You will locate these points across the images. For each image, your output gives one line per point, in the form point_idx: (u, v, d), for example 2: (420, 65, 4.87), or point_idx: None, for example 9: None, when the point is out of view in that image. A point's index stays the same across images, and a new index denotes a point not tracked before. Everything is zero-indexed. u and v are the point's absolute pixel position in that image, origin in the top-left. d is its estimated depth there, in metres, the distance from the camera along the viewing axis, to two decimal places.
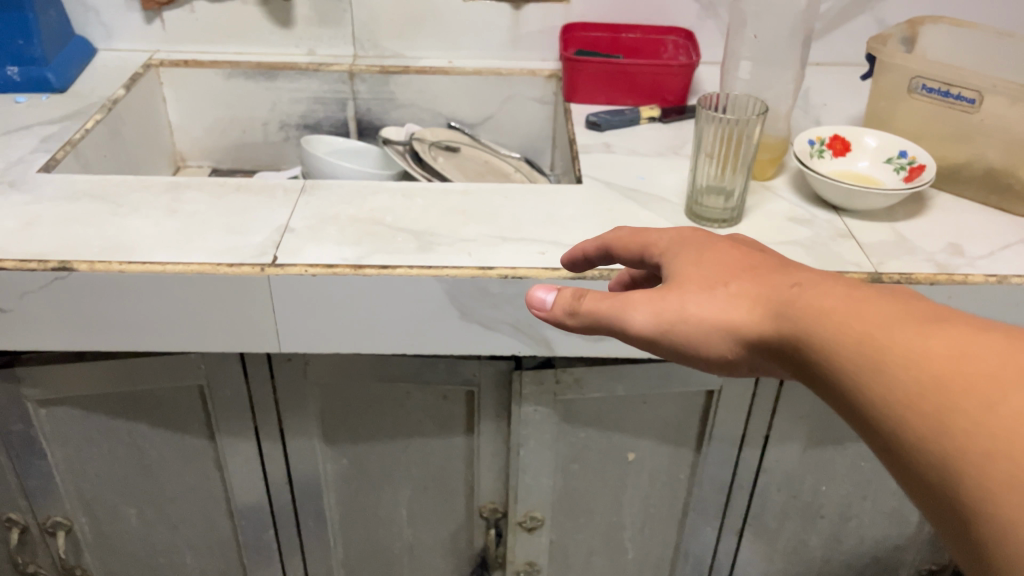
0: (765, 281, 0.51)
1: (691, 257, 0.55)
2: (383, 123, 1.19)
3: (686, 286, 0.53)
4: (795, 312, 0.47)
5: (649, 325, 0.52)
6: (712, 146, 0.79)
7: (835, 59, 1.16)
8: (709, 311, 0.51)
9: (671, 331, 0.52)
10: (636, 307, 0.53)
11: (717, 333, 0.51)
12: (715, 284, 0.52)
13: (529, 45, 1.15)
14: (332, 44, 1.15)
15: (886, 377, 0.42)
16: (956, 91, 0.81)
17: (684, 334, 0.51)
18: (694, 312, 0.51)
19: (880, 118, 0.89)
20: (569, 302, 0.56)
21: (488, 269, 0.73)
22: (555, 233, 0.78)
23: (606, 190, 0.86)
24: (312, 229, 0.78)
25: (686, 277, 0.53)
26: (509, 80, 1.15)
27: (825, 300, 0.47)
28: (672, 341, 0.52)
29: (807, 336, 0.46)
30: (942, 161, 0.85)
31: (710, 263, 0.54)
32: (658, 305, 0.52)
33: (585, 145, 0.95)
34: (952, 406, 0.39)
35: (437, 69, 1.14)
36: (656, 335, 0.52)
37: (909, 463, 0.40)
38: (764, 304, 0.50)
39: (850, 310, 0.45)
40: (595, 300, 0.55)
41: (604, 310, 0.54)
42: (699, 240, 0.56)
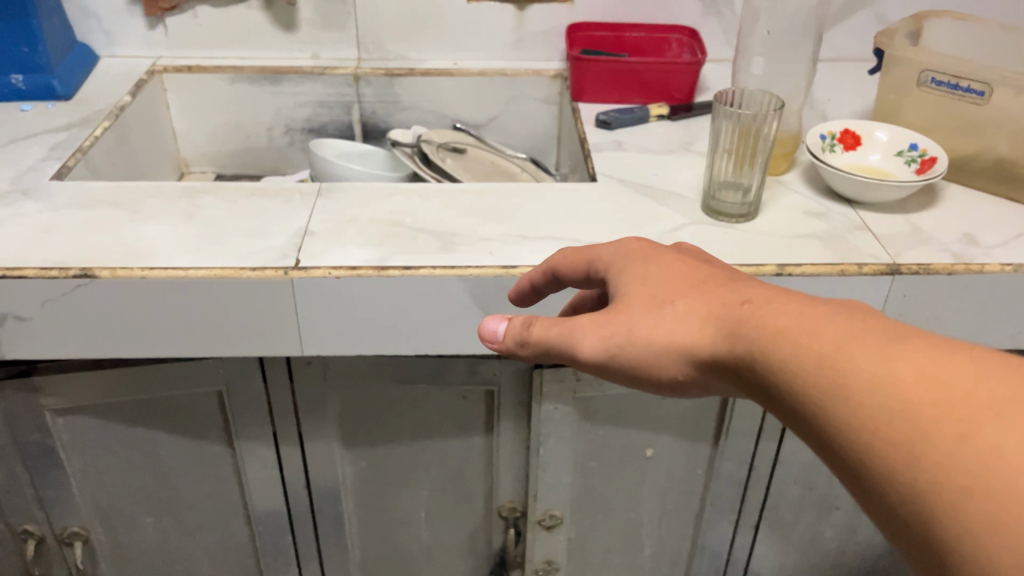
0: (714, 298, 0.52)
1: (639, 274, 0.56)
2: (388, 125, 1.18)
3: (635, 307, 0.54)
4: (749, 333, 0.47)
5: (598, 349, 0.54)
6: (729, 141, 0.80)
7: (836, 54, 1.17)
8: (658, 331, 0.52)
9: (620, 354, 0.53)
10: (585, 332, 0.54)
11: (667, 353, 0.51)
12: (663, 302, 0.53)
13: (534, 45, 1.16)
14: (336, 47, 1.15)
15: (840, 398, 0.41)
16: (965, 83, 0.82)
17: (633, 355, 0.52)
18: (642, 332, 0.52)
19: (889, 112, 0.90)
20: (520, 330, 0.57)
21: (511, 268, 0.73)
22: (574, 231, 0.78)
23: (621, 188, 0.86)
24: (332, 231, 0.77)
25: (633, 297, 0.54)
26: (515, 81, 1.15)
27: (772, 318, 0.47)
28: (622, 364, 0.53)
29: (757, 355, 0.47)
30: (952, 153, 0.86)
31: (659, 280, 0.55)
32: (607, 330, 0.54)
33: (596, 143, 0.95)
34: (912, 431, 0.38)
35: (442, 71, 1.14)
36: (607, 358, 0.54)
37: (867, 488, 0.40)
38: (712, 322, 0.50)
39: (807, 331, 0.45)
40: (547, 326, 0.56)
41: (555, 337, 0.55)
42: (645, 256, 0.57)
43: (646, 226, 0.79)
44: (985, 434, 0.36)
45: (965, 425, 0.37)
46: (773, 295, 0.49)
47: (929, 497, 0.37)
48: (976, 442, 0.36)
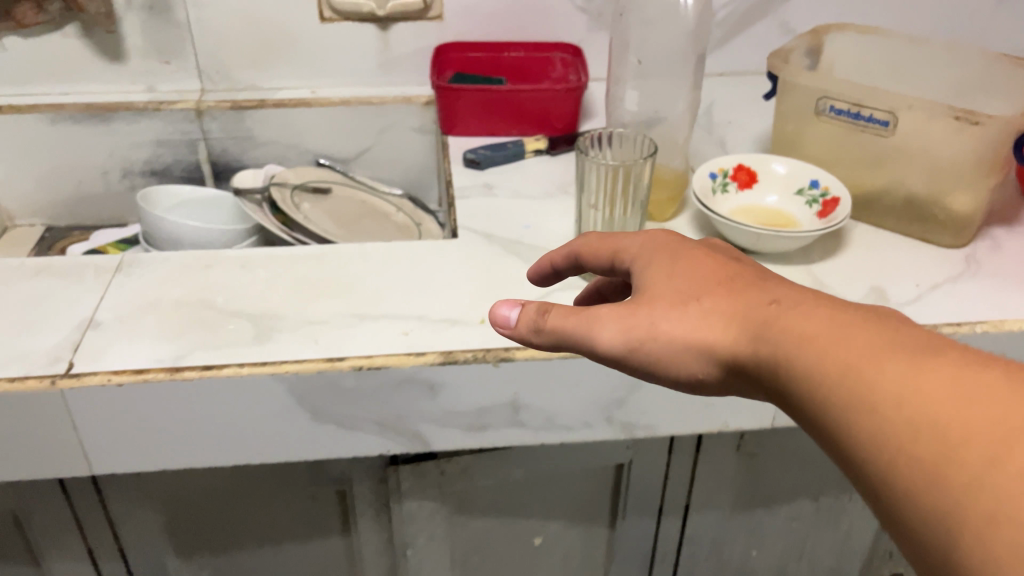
0: (742, 297, 0.44)
1: (664, 266, 0.47)
2: (243, 164, 1.04)
3: (660, 299, 0.44)
4: (776, 336, 0.41)
5: (616, 343, 0.44)
6: (598, 192, 0.68)
7: (738, 68, 1.07)
8: (684, 327, 0.43)
9: (642, 350, 0.43)
10: (603, 321, 0.44)
11: (690, 352, 0.43)
12: (690, 296, 0.44)
13: (403, 69, 1.03)
14: (175, 78, 1.00)
15: (889, 414, 0.35)
16: (867, 113, 0.72)
17: (656, 352, 0.43)
18: (668, 327, 0.43)
19: (788, 142, 0.79)
20: (528, 319, 0.47)
21: (338, 359, 0.60)
22: (422, 306, 0.66)
23: (485, 245, 0.74)
24: (124, 321, 0.64)
25: (658, 287, 0.45)
26: (383, 109, 1.02)
27: (801, 322, 0.41)
28: (641, 362, 0.44)
29: (788, 360, 0.40)
30: (858, 189, 0.76)
31: (685, 273, 0.46)
32: (630, 317, 0.44)
33: (463, 187, 0.82)
34: (983, 459, 0.32)
35: (298, 101, 1.00)
36: (625, 354, 0.44)
37: (915, 520, 0.34)
38: (744, 320, 0.42)
39: (838, 338, 0.39)
40: (558, 314, 0.46)
41: (571, 327, 0.45)
42: (673, 245, 0.48)
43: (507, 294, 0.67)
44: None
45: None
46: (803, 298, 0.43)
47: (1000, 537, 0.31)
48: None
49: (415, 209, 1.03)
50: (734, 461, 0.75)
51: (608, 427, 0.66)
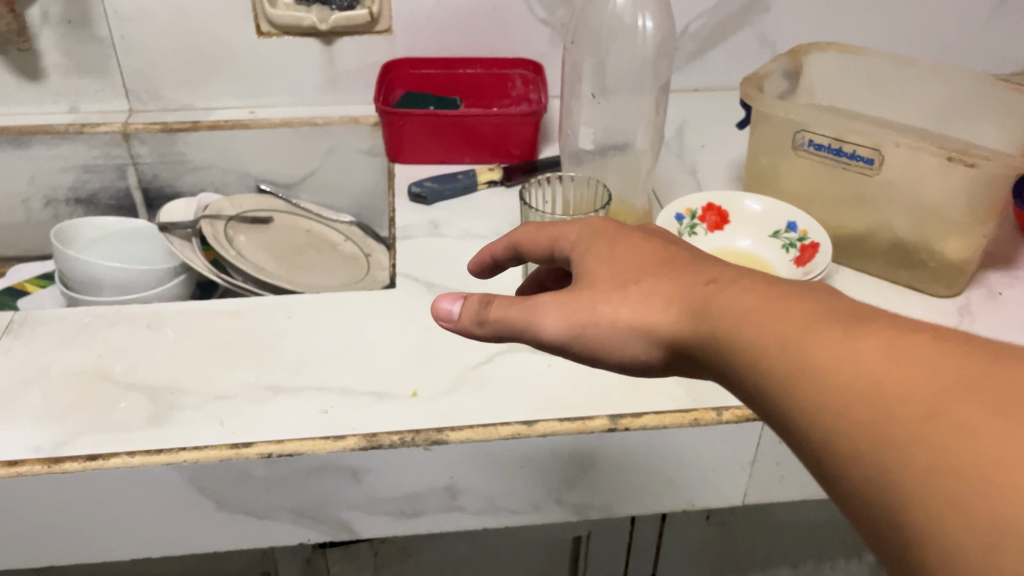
0: (680, 276, 0.42)
1: (602, 252, 0.45)
2: (177, 190, 0.96)
3: (598, 284, 0.43)
4: (712, 313, 0.39)
5: (558, 330, 0.43)
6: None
7: (714, 82, 0.99)
8: (624, 310, 0.42)
9: (586, 336, 0.42)
10: (544, 307, 0.43)
11: (632, 335, 0.41)
12: (626, 279, 0.43)
13: (350, 86, 0.94)
14: (100, 97, 0.92)
15: (816, 383, 0.34)
16: (849, 149, 0.64)
17: (600, 337, 0.42)
18: (607, 312, 0.42)
19: (762, 177, 0.71)
20: (473, 311, 0.45)
21: (244, 445, 0.53)
22: (346, 375, 0.58)
23: (424, 296, 0.66)
24: (4, 398, 0.56)
25: (597, 273, 0.44)
26: (328, 131, 0.93)
27: (735, 298, 0.39)
28: (586, 347, 0.43)
29: (725, 338, 0.38)
30: (840, 230, 0.68)
31: (624, 256, 0.44)
32: (569, 303, 0.43)
33: (406, 226, 0.75)
34: (909, 421, 0.30)
35: (235, 123, 0.92)
36: (570, 341, 0.43)
37: (853, 495, 0.32)
38: (682, 297, 0.41)
39: (772, 310, 0.37)
40: (502, 306, 0.45)
41: (511, 316, 0.44)
42: (613, 231, 0.46)
43: (445, 358, 0.60)
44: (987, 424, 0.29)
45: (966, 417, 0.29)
46: (740, 273, 0.41)
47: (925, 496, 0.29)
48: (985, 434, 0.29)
49: (364, 236, 0.96)
50: (702, 533, 0.68)
51: (558, 509, 0.59)
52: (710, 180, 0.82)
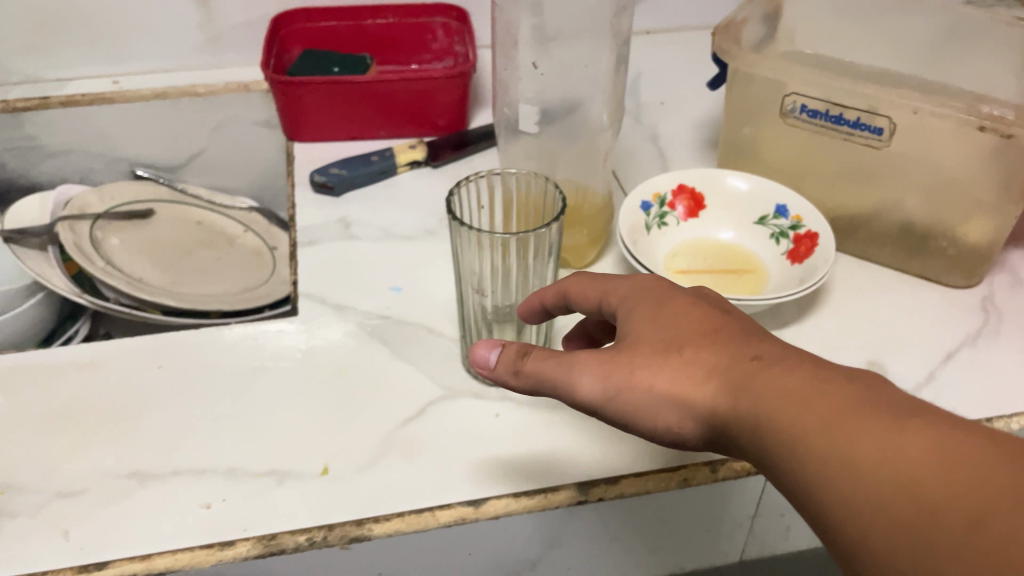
0: (732, 346, 0.33)
1: (647, 308, 0.35)
2: (32, 180, 0.79)
3: (637, 345, 0.34)
4: (771, 397, 0.30)
5: (595, 392, 0.33)
6: (487, 267, 0.45)
7: (667, 24, 0.85)
8: (668, 379, 0.32)
9: (624, 403, 0.33)
10: (575, 363, 0.34)
11: (675, 412, 0.32)
12: (669, 340, 0.34)
13: (236, 45, 0.78)
14: None
15: (896, 512, 0.26)
16: (853, 116, 0.51)
17: (639, 407, 0.33)
18: (649, 378, 0.33)
19: (741, 150, 0.59)
20: (505, 358, 0.35)
21: (96, 565, 0.39)
22: (235, 448, 0.45)
23: (335, 323, 0.52)
24: None
25: (636, 331, 0.34)
26: (213, 102, 0.77)
27: (798, 380, 0.30)
28: (621, 413, 0.33)
29: (792, 441, 0.29)
30: (838, 211, 0.56)
31: (666, 312, 0.35)
32: (608, 358, 0.34)
33: (309, 226, 0.60)
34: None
35: (95, 97, 0.75)
36: (607, 405, 0.34)
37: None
38: (737, 375, 0.32)
39: (845, 401, 0.29)
40: (529, 355, 0.35)
41: (547, 371, 0.34)
42: (666, 288, 0.36)
43: (365, 413, 0.46)
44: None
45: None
46: (797, 355, 0.32)
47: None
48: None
49: (267, 224, 0.81)
50: None
51: None
52: (673, 147, 0.69)
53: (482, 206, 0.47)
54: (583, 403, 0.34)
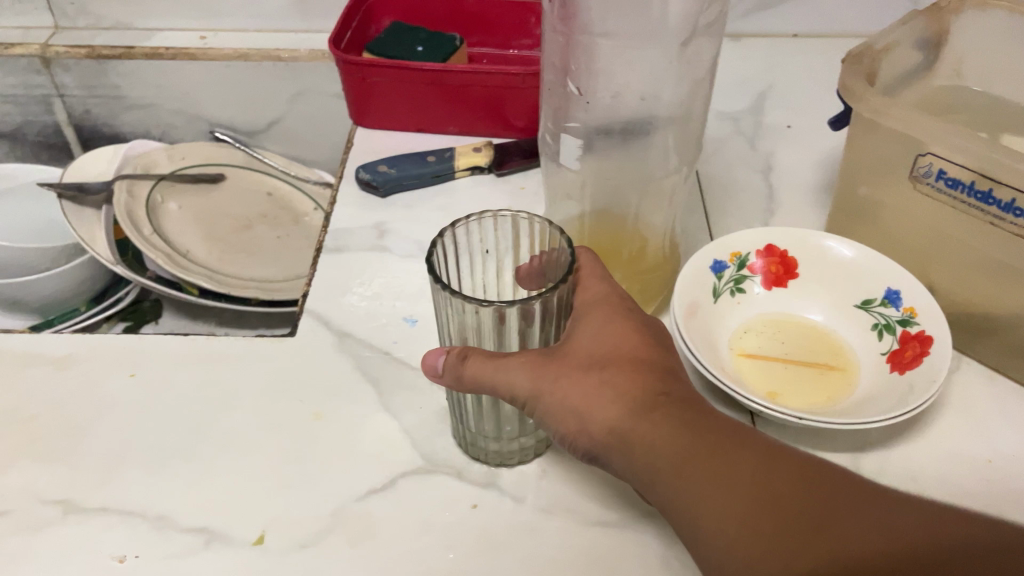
0: (660, 378, 0.33)
1: (592, 322, 0.35)
2: (117, 130, 0.77)
3: (570, 356, 0.33)
4: (680, 432, 0.31)
5: (521, 394, 0.33)
6: (468, 332, 0.35)
7: (819, 28, 0.72)
8: (589, 398, 0.32)
9: (544, 409, 0.33)
10: (510, 363, 0.33)
11: (585, 428, 0.32)
12: (598, 358, 0.33)
13: (327, 9, 0.72)
14: (17, 10, 0.73)
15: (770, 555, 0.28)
16: (1006, 196, 0.38)
17: (555, 417, 0.32)
18: (571, 392, 0.32)
19: (860, 210, 0.47)
20: (456, 356, 0.33)
21: None
22: (174, 490, 0.39)
23: (330, 350, 0.46)
24: None
25: (577, 342, 0.34)
26: (295, 69, 0.72)
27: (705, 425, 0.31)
28: (541, 414, 0.33)
29: (679, 478, 0.30)
30: (971, 307, 0.43)
31: (611, 331, 0.34)
32: (539, 363, 0.33)
33: (341, 229, 0.54)
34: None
35: (178, 52, 0.72)
36: (528, 405, 0.33)
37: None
38: (652, 407, 0.32)
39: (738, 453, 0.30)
40: (473, 351, 0.33)
41: (480, 372, 0.33)
42: (615, 303, 0.35)
43: (326, 474, 0.40)
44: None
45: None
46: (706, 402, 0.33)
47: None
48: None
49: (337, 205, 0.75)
50: None
51: None
52: (787, 184, 0.57)
53: (486, 250, 0.39)
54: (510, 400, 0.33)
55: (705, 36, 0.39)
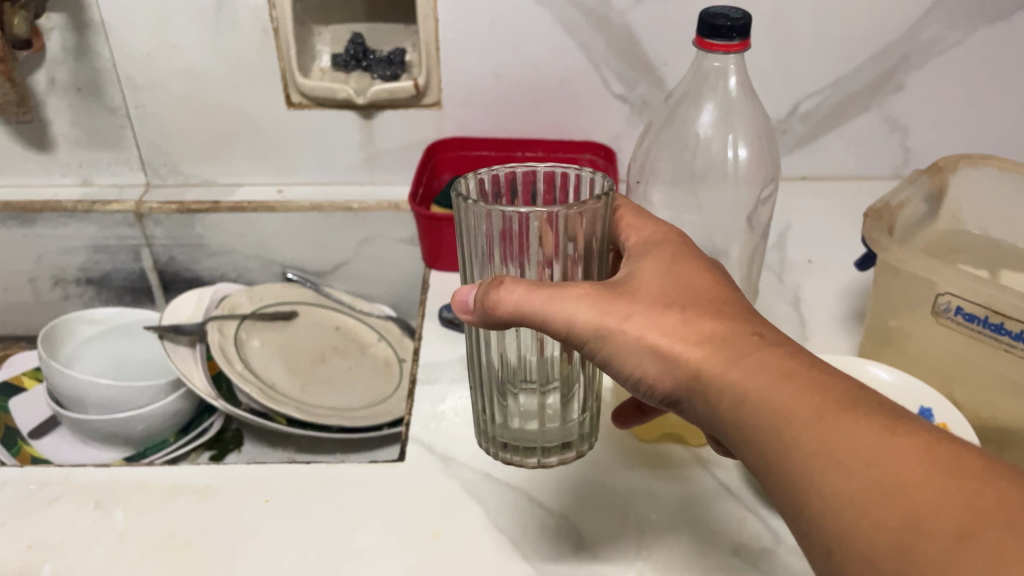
0: (735, 319, 0.35)
1: (659, 266, 0.37)
2: (197, 274, 0.85)
3: (637, 295, 0.36)
4: (746, 357, 0.33)
5: (584, 329, 0.35)
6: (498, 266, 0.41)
7: (826, 171, 0.82)
8: (657, 331, 0.35)
9: (610, 345, 0.35)
10: (570, 296, 0.35)
11: (656, 363, 0.35)
12: (664, 297, 0.36)
13: (391, 165, 0.81)
14: (113, 171, 0.81)
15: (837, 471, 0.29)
16: (1016, 327, 0.46)
17: (619, 350, 0.35)
18: (637, 326, 0.35)
19: (888, 340, 0.55)
20: (502, 283, 0.36)
21: None
22: None
23: (436, 472, 0.53)
24: None
25: (640, 281, 0.37)
26: (364, 217, 0.81)
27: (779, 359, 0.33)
28: (607, 351, 0.36)
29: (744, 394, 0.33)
30: (992, 421, 0.51)
31: (677, 275, 0.37)
32: (600, 295, 0.36)
33: (430, 364, 0.61)
34: (906, 514, 0.27)
35: (259, 205, 0.80)
36: (594, 342, 0.36)
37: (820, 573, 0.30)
38: (724, 341, 0.34)
39: (814, 380, 0.32)
40: (530, 283, 0.36)
41: (537, 299, 0.35)
42: (683, 256, 0.38)
43: None
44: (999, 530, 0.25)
45: (984, 521, 0.26)
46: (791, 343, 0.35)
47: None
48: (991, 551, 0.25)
49: (400, 335, 0.82)
50: None
51: None
52: (816, 314, 0.65)
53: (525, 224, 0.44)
54: (569, 337, 0.36)
55: (763, 207, 0.55)
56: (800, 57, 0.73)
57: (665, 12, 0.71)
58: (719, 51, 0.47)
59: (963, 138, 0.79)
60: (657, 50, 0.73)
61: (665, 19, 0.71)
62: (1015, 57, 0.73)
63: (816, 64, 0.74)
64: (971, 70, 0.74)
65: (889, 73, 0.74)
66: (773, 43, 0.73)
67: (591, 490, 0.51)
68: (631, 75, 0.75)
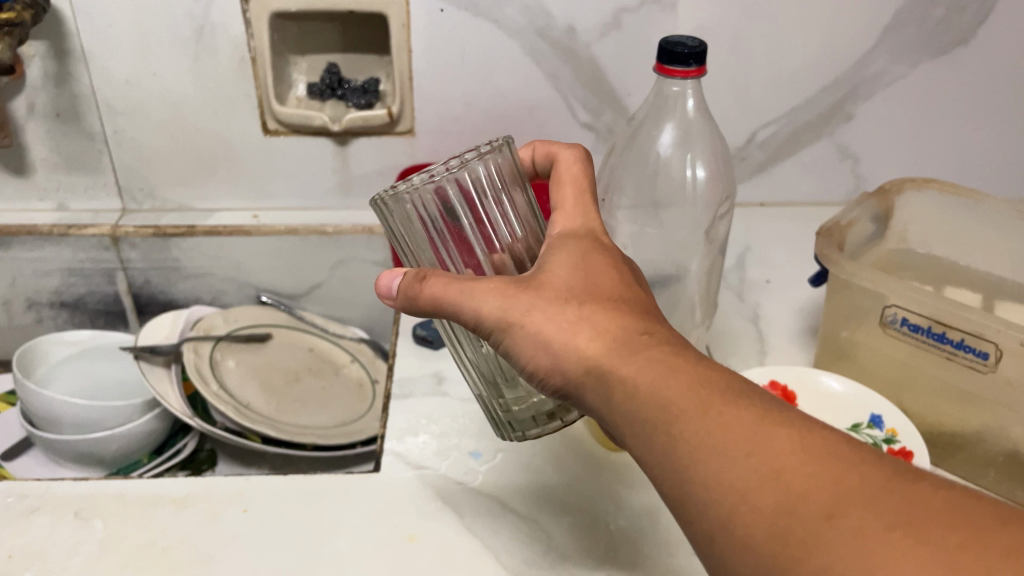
0: (630, 319, 0.36)
1: (564, 259, 0.39)
2: (171, 297, 0.87)
3: (544, 288, 0.37)
4: (639, 349, 0.35)
5: (488, 320, 0.37)
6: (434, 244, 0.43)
7: (783, 197, 0.86)
8: (556, 326, 0.36)
9: (508, 338, 0.37)
10: (473, 290, 0.37)
11: (550, 358, 0.36)
12: (571, 291, 0.37)
13: (365, 190, 0.84)
14: (90, 196, 0.83)
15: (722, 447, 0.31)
16: (957, 337, 0.50)
17: (516, 345, 0.37)
18: (537, 321, 0.36)
19: (840, 351, 0.58)
20: (422, 277, 0.38)
21: None
22: None
23: (411, 481, 0.54)
24: None
25: (550, 274, 0.38)
26: (338, 240, 0.83)
27: (664, 355, 0.35)
28: (506, 344, 0.37)
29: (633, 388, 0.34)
30: (939, 426, 0.54)
31: (585, 268, 0.38)
32: (508, 291, 0.37)
33: (405, 380, 0.64)
34: (787, 498, 0.29)
35: (235, 229, 0.82)
36: (496, 333, 0.37)
37: (695, 539, 0.31)
38: (621, 337, 0.35)
39: (694, 374, 0.34)
40: (439, 277, 0.38)
41: (448, 293, 0.37)
42: (584, 253, 0.39)
43: None
44: (870, 535, 0.27)
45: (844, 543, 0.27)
46: (676, 338, 0.37)
47: (786, 558, 0.28)
48: (854, 533, 0.27)
49: (373, 355, 0.84)
50: None
51: None
52: (774, 331, 0.68)
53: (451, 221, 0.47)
54: (475, 327, 0.37)
55: (721, 221, 0.59)
56: (756, 88, 0.78)
57: (629, 44, 0.75)
58: (678, 76, 0.50)
59: (910, 165, 0.83)
60: (622, 80, 0.77)
61: (629, 51, 0.75)
62: (956, 89, 0.78)
63: (772, 95, 0.78)
64: (916, 101, 0.79)
65: (840, 104, 0.79)
66: (730, 76, 0.77)
67: (561, 496, 0.54)
68: (596, 104, 0.78)
